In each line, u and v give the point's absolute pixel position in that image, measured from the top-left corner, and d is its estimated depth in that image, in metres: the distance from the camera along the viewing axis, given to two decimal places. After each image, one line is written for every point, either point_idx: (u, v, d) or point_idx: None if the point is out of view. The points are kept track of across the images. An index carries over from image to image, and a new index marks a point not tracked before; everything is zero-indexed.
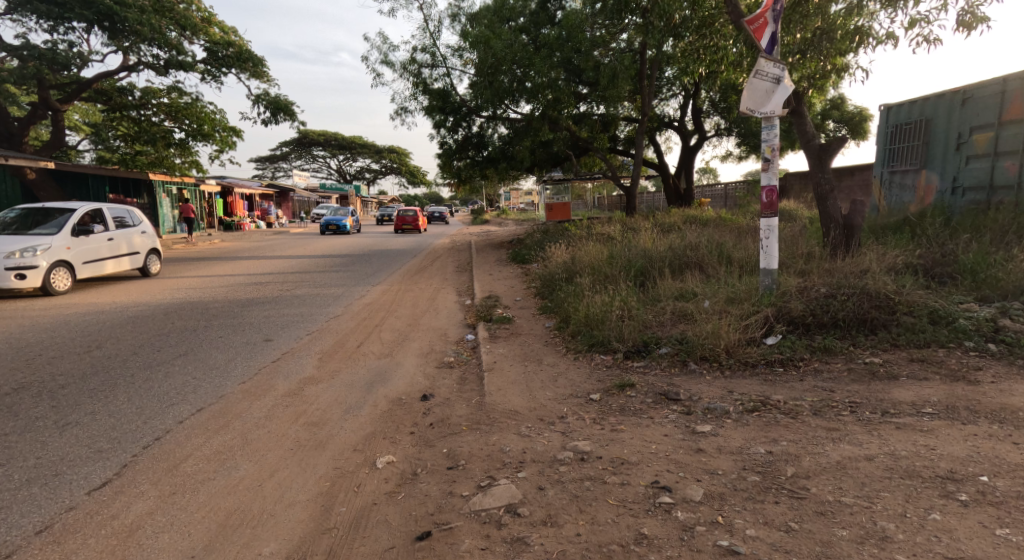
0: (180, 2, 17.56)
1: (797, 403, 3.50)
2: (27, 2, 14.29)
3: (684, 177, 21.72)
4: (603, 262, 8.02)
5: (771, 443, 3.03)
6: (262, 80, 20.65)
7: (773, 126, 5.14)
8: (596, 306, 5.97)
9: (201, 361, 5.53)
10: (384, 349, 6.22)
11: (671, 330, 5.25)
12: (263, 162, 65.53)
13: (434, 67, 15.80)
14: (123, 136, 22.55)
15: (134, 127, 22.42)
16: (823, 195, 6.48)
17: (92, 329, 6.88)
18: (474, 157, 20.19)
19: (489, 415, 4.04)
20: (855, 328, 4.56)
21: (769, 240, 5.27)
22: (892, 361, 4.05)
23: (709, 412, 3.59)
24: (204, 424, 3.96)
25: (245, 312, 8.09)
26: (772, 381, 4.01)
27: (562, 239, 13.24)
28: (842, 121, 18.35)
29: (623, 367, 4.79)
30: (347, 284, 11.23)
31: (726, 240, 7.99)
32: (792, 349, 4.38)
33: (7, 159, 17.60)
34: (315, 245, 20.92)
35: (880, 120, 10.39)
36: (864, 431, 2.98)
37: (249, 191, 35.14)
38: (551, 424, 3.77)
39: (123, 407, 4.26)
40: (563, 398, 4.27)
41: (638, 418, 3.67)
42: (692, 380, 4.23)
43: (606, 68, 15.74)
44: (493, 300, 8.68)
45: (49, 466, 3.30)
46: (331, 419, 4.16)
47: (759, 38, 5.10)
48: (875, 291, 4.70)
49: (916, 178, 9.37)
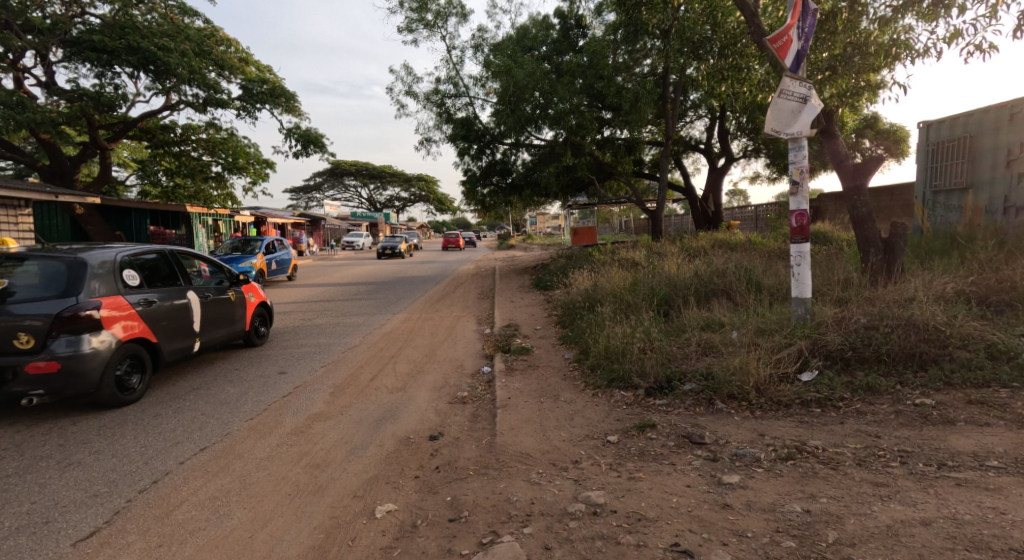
0: (220, 44, 18.51)
1: (837, 452, 3.16)
2: (81, 51, 14.98)
3: (712, 200, 21.32)
4: (625, 290, 7.73)
5: (808, 499, 2.69)
6: (294, 114, 21.30)
7: (801, 147, 4.84)
8: (617, 338, 5.71)
9: (214, 393, 5.45)
10: (397, 382, 6.06)
11: (695, 363, 4.95)
12: (298, 193, 67.76)
13: (457, 97, 15.99)
14: (165, 170, 23.72)
15: (175, 162, 23.40)
16: (859, 218, 6.10)
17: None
18: (498, 184, 20.26)
19: (499, 459, 3.78)
20: (902, 363, 4.17)
21: (801, 267, 4.92)
22: (947, 403, 3.63)
23: (737, 459, 3.27)
24: (204, 466, 3.80)
25: (264, 342, 8.03)
26: (808, 423, 3.65)
27: (585, 265, 12.99)
28: (878, 139, 17.72)
29: (646, 405, 4.48)
30: (370, 312, 11.19)
31: (756, 266, 7.60)
32: (830, 388, 4.02)
33: (57, 196, 18.47)
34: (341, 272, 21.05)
35: (920, 138, 9.92)
36: (918, 488, 2.62)
37: (283, 221, 36.14)
38: (564, 470, 3.49)
39: (127, 444, 4.15)
40: (579, 439, 3.97)
41: (659, 465, 3.36)
42: (719, 421, 3.90)
43: (629, 92, 15.57)
44: (513, 330, 8.47)
45: (41, 513, 3.18)
46: (336, 459, 3.97)
47: (783, 57, 4.83)
48: (921, 322, 4.31)
49: (962, 197, 8.88)
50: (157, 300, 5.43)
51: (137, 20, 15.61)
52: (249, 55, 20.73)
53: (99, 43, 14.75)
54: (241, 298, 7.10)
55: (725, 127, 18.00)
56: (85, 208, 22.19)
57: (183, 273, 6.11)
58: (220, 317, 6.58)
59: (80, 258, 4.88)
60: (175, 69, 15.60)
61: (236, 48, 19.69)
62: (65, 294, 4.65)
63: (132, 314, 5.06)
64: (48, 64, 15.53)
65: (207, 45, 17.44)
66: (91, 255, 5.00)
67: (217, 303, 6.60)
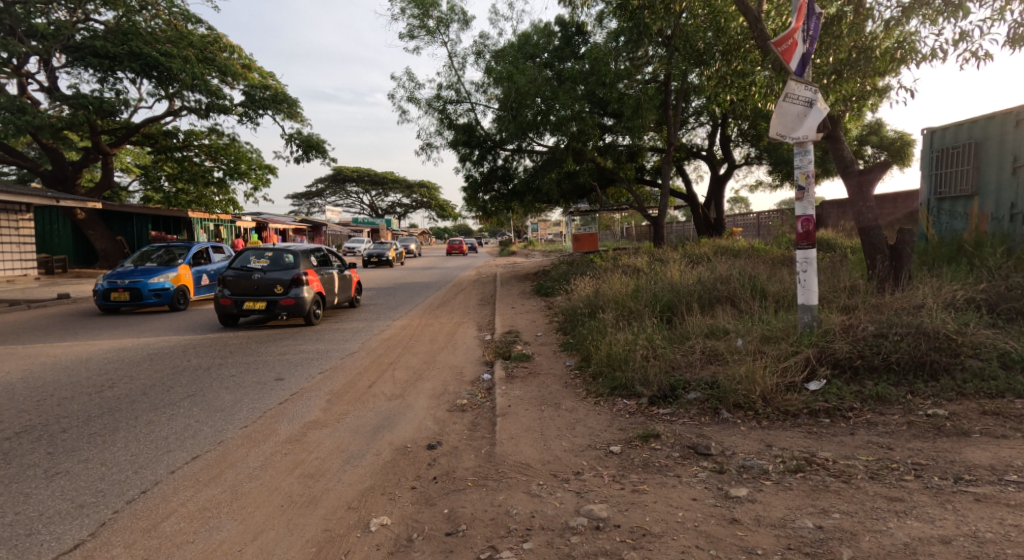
0: (223, 50, 18.57)
1: (848, 464, 3.05)
2: (82, 57, 14.83)
3: (714, 207, 21.26)
4: (627, 296, 7.63)
5: (820, 514, 2.58)
6: (295, 120, 21.30)
7: (807, 151, 4.75)
8: (620, 345, 5.62)
9: (209, 400, 5.35)
10: (396, 389, 5.96)
11: (699, 371, 4.85)
12: (300, 200, 67.91)
13: (459, 103, 15.97)
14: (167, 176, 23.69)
15: (177, 167, 23.39)
16: (865, 224, 6.02)
17: (240, 323, 10.15)
18: (500, 190, 20.21)
19: (498, 470, 3.67)
20: (912, 373, 4.06)
21: (807, 273, 4.83)
22: (961, 414, 3.52)
23: (744, 472, 3.16)
24: (196, 475, 3.70)
25: (262, 348, 7.93)
26: (816, 434, 3.55)
27: (587, 271, 12.88)
28: (881, 146, 17.67)
29: (649, 414, 4.37)
30: (369, 318, 11.10)
31: (760, 273, 7.50)
32: (838, 398, 3.92)
33: (58, 201, 18.45)
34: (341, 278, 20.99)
35: (924, 145, 9.90)
36: (935, 504, 2.51)
37: (284, 227, 36.15)
38: (565, 482, 3.38)
39: (118, 452, 4.04)
40: (580, 450, 3.87)
41: (663, 477, 3.25)
42: (724, 431, 3.79)
43: (631, 99, 15.54)
44: (513, 336, 8.37)
45: (24, 525, 3.08)
46: (331, 469, 3.87)
47: (789, 60, 4.75)
48: (931, 330, 4.21)
49: (967, 204, 8.79)
50: (329, 274, 10.76)
51: (141, 26, 15.55)
52: (251, 61, 20.77)
53: (101, 48, 14.64)
54: (344, 274, 11.64)
55: (727, 134, 17.95)
56: (87, 214, 22.01)
57: (322, 256, 10.80)
58: (343, 286, 11.57)
59: (293, 251, 9.89)
60: (178, 75, 15.51)
61: (239, 55, 19.73)
62: (290, 270, 9.57)
63: (318, 279, 10.11)
64: (50, 69, 15.53)
65: (209, 51, 17.45)
66: (297, 249, 9.98)
67: (342, 277, 11.73)
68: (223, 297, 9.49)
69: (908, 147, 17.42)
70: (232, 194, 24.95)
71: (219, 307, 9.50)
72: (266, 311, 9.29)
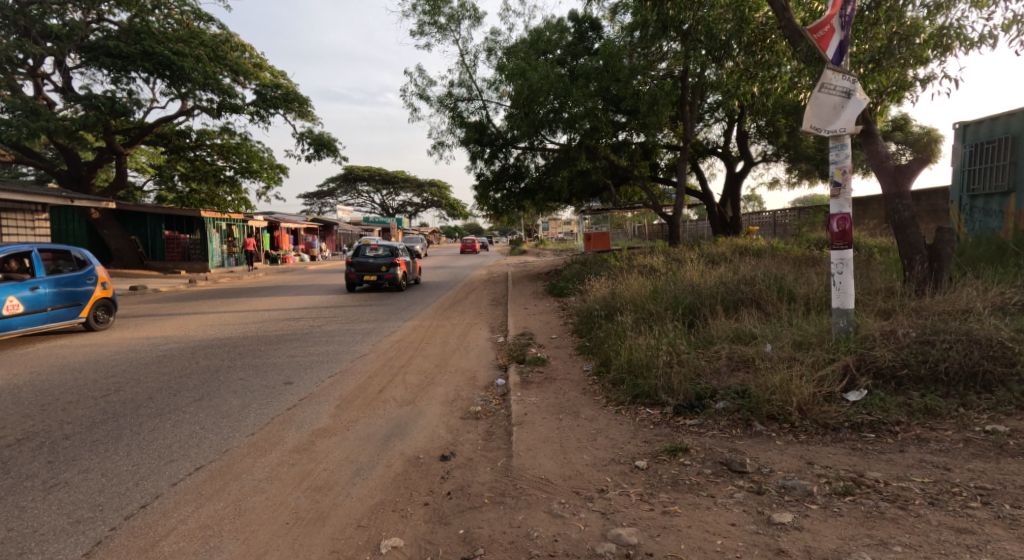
0: (235, 50, 18.56)
1: (904, 487, 2.79)
2: (95, 57, 14.71)
3: (730, 205, 20.85)
4: (646, 298, 7.37)
5: (879, 547, 2.32)
6: (306, 119, 21.21)
7: (843, 145, 4.48)
8: (642, 349, 5.37)
9: (215, 404, 5.18)
10: (407, 394, 5.75)
11: (727, 379, 4.59)
12: (311, 199, 68.20)
13: (471, 100, 15.73)
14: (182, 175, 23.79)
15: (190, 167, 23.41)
16: (901, 223, 5.72)
17: (356, 291, 16.42)
18: (511, 189, 19.96)
19: (517, 485, 3.45)
20: (962, 384, 3.79)
21: (843, 275, 4.56)
22: (1022, 431, 3.24)
23: (787, 493, 2.91)
24: (198, 486, 3.51)
25: (272, 350, 7.77)
26: (862, 451, 3.30)
27: (601, 271, 12.61)
28: (906, 142, 17.17)
29: (676, 425, 4.13)
30: (380, 319, 10.93)
31: (786, 274, 7.20)
32: (883, 410, 3.66)
33: (72, 201, 18.48)
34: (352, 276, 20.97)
35: (956, 141, 9.50)
36: (1012, 538, 2.25)
37: (296, 226, 36.25)
38: (589, 500, 3.14)
39: (118, 461, 3.87)
40: (603, 464, 3.63)
41: (697, 497, 3.00)
42: (759, 445, 3.54)
43: (646, 95, 15.22)
44: (528, 338, 8.16)
45: (15, 543, 2.89)
46: (340, 481, 3.67)
47: (826, 48, 4.48)
48: (981, 338, 3.93)
49: (1003, 202, 8.42)
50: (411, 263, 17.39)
51: (153, 25, 15.39)
52: (263, 60, 20.70)
53: (114, 48, 14.50)
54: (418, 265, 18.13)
55: (744, 131, 17.55)
56: (101, 213, 22.08)
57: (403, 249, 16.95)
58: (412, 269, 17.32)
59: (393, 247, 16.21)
60: (191, 74, 15.36)
61: (251, 54, 19.66)
62: (390, 257, 15.80)
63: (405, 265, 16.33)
64: (65, 69, 15.54)
65: (221, 50, 17.37)
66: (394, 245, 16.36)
67: (412, 264, 17.73)
68: (350, 273, 15.67)
69: (933, 143, 16.91)
70: (244, 193, 24.99)
71: (348, 279, 15.68)
72: (377, 281, 15.51)
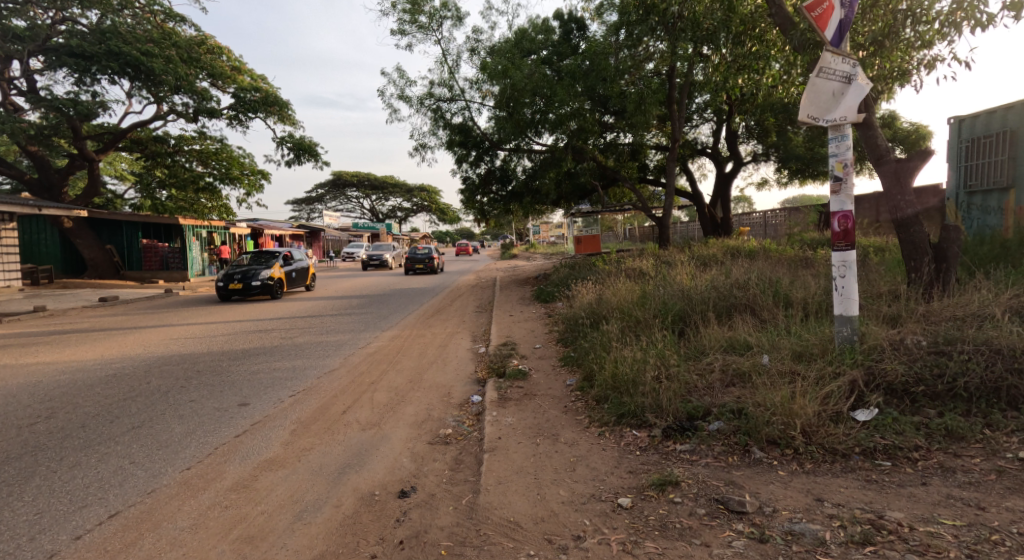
0: (212, 51, 18.04)
1: (936, 536, 2.34)
2: (57, 57, 13.93)
3: (720, 206, 20.54)
4: (633, 305, 6.94)
5: None
6: (287, 123, 20.66)
7: (844, 136, 4.05)
8: (627, 362, 4.93)
9: (152, 433, 4.64)
10: (373, 416, 5.24)
11: (721, 395, 4.15)
12: (300, 205, 67.57)
13: (453, 101, 15.25)
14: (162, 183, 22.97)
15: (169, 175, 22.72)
16: (903, 221, 5.34)
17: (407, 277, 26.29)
18: (498, 192, 19.50)
19: (481, 531, 2.96)
20: (982, 400, 3.38)
21: (845, 279, 4.15)
22: None
23: (795, 541, 2.46)
24: (107, 540, 2.98)
25: (234, 367, 7.22)
26: (877, 483, 2.86)
27: (589, 276, 12.18)
28: (896, 139, 16.91)
29: (665, 451, 3.67)
30: (357, 329, 10.40)
31: (780, 277, 6.79)
32: (897, 433, 3.23)
33: (40, 209, 17.70)
34: (277, 296, 16.04)
35: (950, 136, 9.20)
36: None
37: (281, 233, 35.60)
38: (562, 552, 2.66)
39: (18, 509, 3.31)
40: (583, 501, 3.16)
41: (691, 548, 2.53)
42: (759, 478, 3.08)
43: (633, 94, 14.80)
44: (509, 349, 7.68)
45: None
46: (278, 528, 3.16)
47: (824, 28, 4.06)
48: (1003, 348, 3.52)
49: (1002, 198, 8.09)
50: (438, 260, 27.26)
51: (120, 26, 14.68)
52: (242, 64, 20.18)
53: (76, 47, 13.76)
54: None
55: (733, 131, 17.19)
56: (75, 222, 21.53)
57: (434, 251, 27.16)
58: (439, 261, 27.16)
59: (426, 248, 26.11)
60: (160, 74, 14.67)
61: (230, 58, 19.10)
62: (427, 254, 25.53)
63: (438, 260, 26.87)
64: (27, 72, 14.80)
65: (195, 53, 16.80)
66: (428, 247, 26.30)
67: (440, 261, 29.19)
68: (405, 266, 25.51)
69: (924, 142, 16.70)
70: (224, 200, 24.35)
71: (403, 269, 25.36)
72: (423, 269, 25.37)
